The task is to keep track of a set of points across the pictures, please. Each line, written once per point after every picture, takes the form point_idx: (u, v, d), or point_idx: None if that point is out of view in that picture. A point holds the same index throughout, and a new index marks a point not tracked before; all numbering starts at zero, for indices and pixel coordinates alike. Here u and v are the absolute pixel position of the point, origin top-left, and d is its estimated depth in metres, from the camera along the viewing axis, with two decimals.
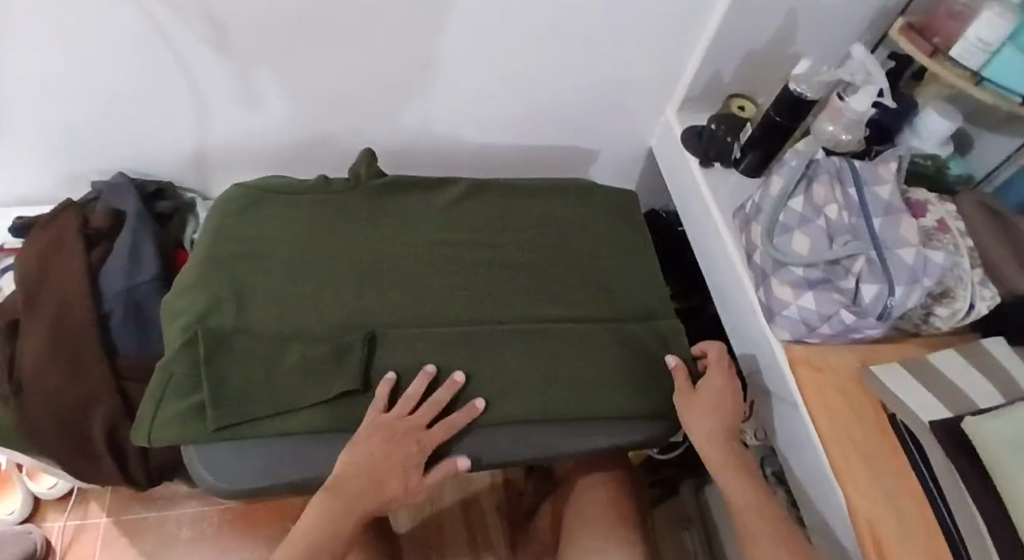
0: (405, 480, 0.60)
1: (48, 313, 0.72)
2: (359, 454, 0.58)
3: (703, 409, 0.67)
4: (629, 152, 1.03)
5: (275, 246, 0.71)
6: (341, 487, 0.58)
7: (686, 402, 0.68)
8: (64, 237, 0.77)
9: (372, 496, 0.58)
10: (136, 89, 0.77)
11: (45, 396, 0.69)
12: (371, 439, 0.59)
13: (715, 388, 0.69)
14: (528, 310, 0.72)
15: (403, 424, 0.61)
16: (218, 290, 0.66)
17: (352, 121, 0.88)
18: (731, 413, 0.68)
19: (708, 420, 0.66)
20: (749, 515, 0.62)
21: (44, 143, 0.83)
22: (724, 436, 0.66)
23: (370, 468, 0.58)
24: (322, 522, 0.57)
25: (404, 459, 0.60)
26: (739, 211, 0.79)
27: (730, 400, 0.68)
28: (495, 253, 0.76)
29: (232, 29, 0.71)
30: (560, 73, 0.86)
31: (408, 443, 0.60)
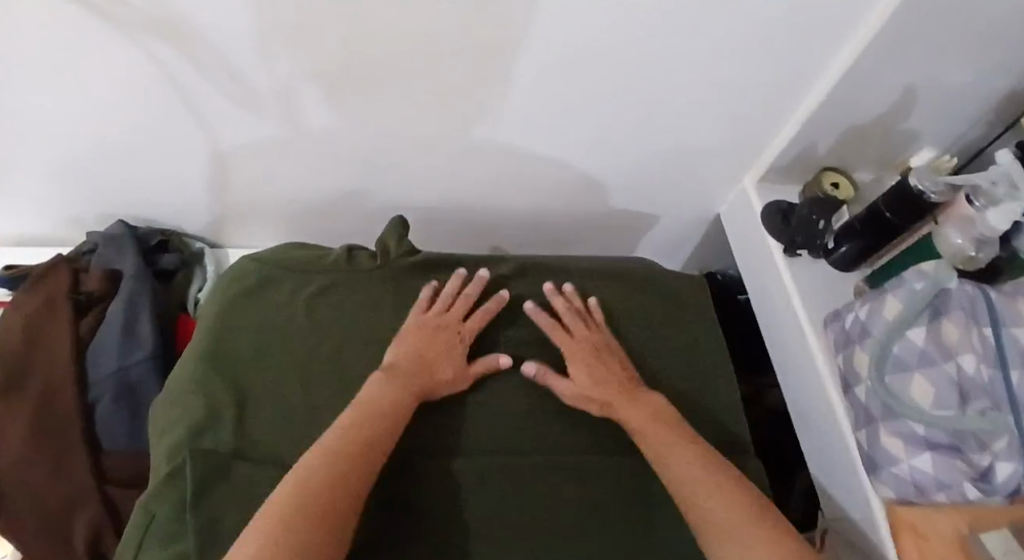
0: (460, 345, 0.62)
1: (29, 402, 0.62)
2: (397, 348, 0.60)
3: (583, 380, 0.62)
4: (692, 217, 0.91)
5: (280, 338, 0.61)
6: (397, 368, 0.58)
7: (576, 375, 0.63)
8: (51, 304, 0.67)
9: (418, 381, 0.58)
10: (137, 135, 0.67)
11: (23, 503, 0.60)
12: (415, 333, 0.62)
13: (578, 350, 0.64)
14: (563, 434, 0.62)
15: (438, 310, 0.64)
16: (214, 399, 0.56)
17: (380, 174, 0.76)
18: (613, 371, 0.63)
19: (581, 374, 0.62)
20: (675, 467, 0.56)
21: (32, 185, 0.73)
22: (627, 402, 0.61)
23: (420, 352, 0.60)
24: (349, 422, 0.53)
25: (449, 328, 0.63)
26: (830, 324, 0.67)
27: (608, 352, 0.65)
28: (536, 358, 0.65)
29: (244, 79, 0.60)
30: (625, 136, 0.74)
31: (455, 332, 0.63)
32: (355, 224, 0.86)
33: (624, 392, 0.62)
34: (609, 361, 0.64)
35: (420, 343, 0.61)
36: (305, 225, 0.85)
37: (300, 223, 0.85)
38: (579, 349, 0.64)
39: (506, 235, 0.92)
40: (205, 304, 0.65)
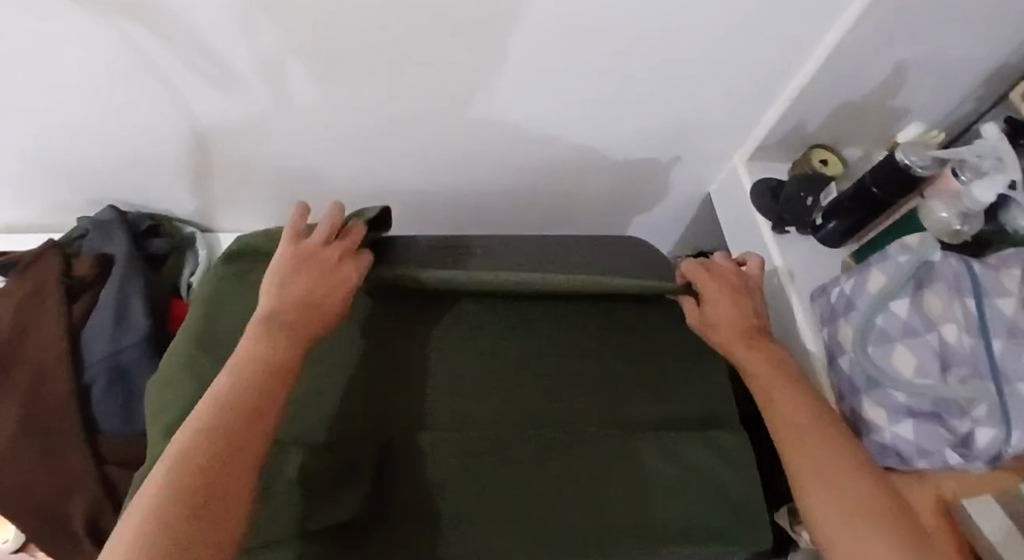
0: (342, 287, 0.55)
1: (20, 388, 0.62)
2: (275, 289, 0.53)
3: (721, 316, 0.64)
4: (682, 196, 0.91)
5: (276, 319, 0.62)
6: (281, 314, 0.50)
7: (712, 314, 0.64)
8: (40, 290, 0.67)
9: (311, 317, 0.52)
10: (123, 120, 0.67)
11: (15, 487, 0.61)
12: (297, 267, 0.54)
13: (716, 288, 0.66)
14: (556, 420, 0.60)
15: (318, 244, 0.57)
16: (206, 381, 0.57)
17: (372, 154, 0.77)
18: (743, 311, 0.64)
19: (720, 306, 0.64)
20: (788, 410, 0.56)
21: (17, 170, 0.72)
22: (748, 345, 0.62)
23: (308, 288, 0.53)
24: (226, 390, 0.45)
25: (327, 270, 0.55)
26: (817, 298, 0.68)
27: (744, 292, 0.66)
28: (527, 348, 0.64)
29: (232, 65, 0.61)
30: (616, 115, 0.74)
31: (334, 265, 0.56)
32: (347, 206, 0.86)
33: (743, 331, 0.63)
34: (745, 303, 0.65)
35: (310, 278, 0.54)
36: (296, 205, 0.85)
37: (291, 203, 0.85)
38: (714, 291, 0.65)
39: (497, 215, 0.92)
40: (196, 288, 0.65)
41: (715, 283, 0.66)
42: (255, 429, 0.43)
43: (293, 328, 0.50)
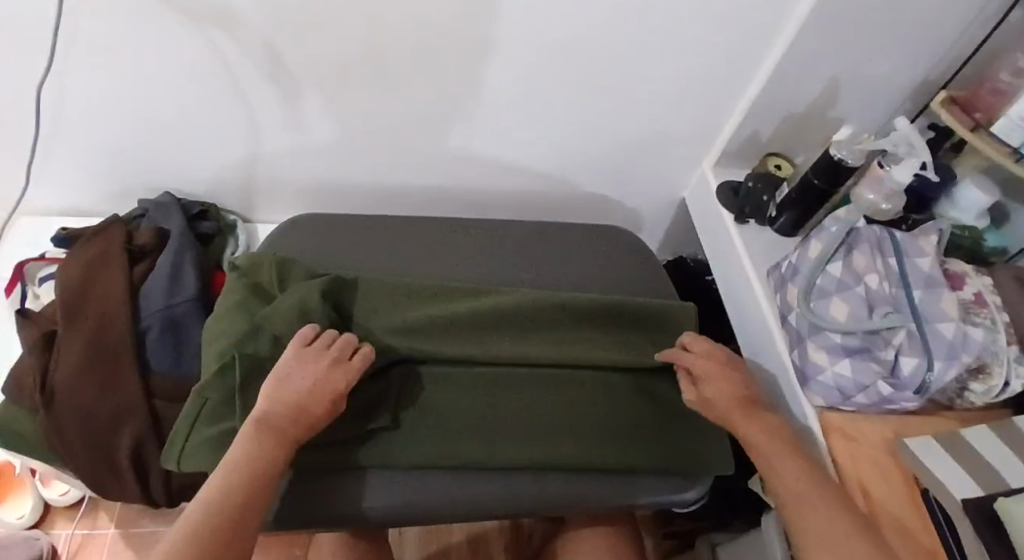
0: (325, 401, 0.59)
1: (87, 333, 0.73)
2: (266, 399, 0.58)
3: (711, 396, 0.67)
4: (661, 202, 1.04)
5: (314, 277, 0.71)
6: (267, 424, 0.57)
7: (706, 393, 0.67)
8: (108, 253, 0.78)
9: (296, 424, 0.57)
10: (185, 114, 0.81)
11: (77, 414, 0.71)
12: (294, 372, 0.60)
13: (707, 364, 0.69)
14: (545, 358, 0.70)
15: (317, 352, 0.62)
16: (252, 320, 0.67)
17: (393, 151, 0.90)
18: (732, 386, 0.67)
19: (715, 384, 0.67)
20: (788, 473, 0.59)
21: (90, 157, 0.85)
22: (749, 420, 0.64)
23: (296, 401, 0.58)
24: (212, 495, 0.53)
25: (315, 385, 0.59)
26: (773, 270, 0.78)
27: (731, 370, 0.68)
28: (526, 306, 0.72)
29: (286, 62, 0.75)
30: (600, 121, 0.88)
31: (328, 375, 0.60)
32: (369, 200, 0.99)
33: (737, 405, 0.65)
34: (736, 377, 0.68)
35: (301, 386, 0.59)
36: (323, 196, 0.98)
37: (319, 194, 0.97)
38: (707, 368, 0.68)
39: (500, 213, 1.05)
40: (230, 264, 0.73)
41: (707, 365, 0.69)
42: (228, 540, 0.51)
43: (269, 437, 0.56)
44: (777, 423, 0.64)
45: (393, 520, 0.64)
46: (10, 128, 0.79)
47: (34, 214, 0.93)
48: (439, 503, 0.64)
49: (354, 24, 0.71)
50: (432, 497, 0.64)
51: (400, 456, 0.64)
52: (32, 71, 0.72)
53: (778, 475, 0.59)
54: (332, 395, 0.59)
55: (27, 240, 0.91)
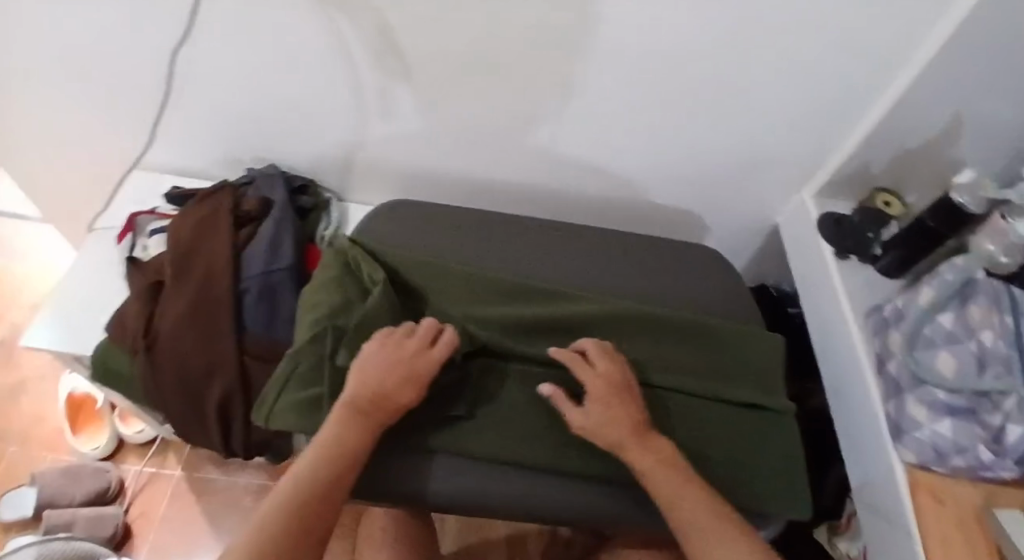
0: (415, 388, 0.60)
1: (191, 286, 0.77)
2: (355, 383, 0.59)
3: (605, 425, 0.61)
4: (750, 229, 1.02)
5: (405, 266, 0.74)
6: (358, 409, 0.58)
7: (592, 423, 0.61)
8: (216, 214, 0.83)
9: (382, 410, 0.58)
10: (300, 91, 0.84)
11: (173, 361, 0.74)
12: (377, 357, 0.61)
13: (598, 385, 0.62)
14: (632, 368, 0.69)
15: (400, 339, 0.63)
16: (348, 294, 0.70)
17: (490, 147, 0.91)
18: (625, 412, 0.61)
19: (609, 408, 0.61)
20: (683, 512, 0.56)
21: (206, 122, 0.90)
22: (641, 448, 0.60)
23: (380, 387, 0.59)
24: (299, 474, 0.54)
25: (408, 372, 0.60)
26: (872, 312, 0.75)
27: (621, 393, 0.63)
28: (615, 315, 0.71)
29: (403, 52, 0.77)
30: (700, 138, 0.87)
31: (411, 362, 0.60)
32: (458, 193, 1.01)
33: (627, 433, 0.60)
34: (630, 400, 0.63)
35: (385, 371, 0.60)
36: (413, 184, 1.00)
37: (410, 183, 0.99)
38: (597, 390, 0.62)
39: (582, 220, 1.05)
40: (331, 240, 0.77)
41: (594, 383, 0.62)
42: (311, 519, 0.52)
43: (359, 423, 0.57)
44: (665, 448, 0.60)
45: (464, 509, 0.66)
46: (144, 87, 0.85)
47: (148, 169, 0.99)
48: (510, 498, 0.65)
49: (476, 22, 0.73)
50: (501, 493, 0.65)
51: (481, 449, 0.64)
52: (172, 37, 0.77)
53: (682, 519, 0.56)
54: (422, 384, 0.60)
55: (138, 196, 0.96)
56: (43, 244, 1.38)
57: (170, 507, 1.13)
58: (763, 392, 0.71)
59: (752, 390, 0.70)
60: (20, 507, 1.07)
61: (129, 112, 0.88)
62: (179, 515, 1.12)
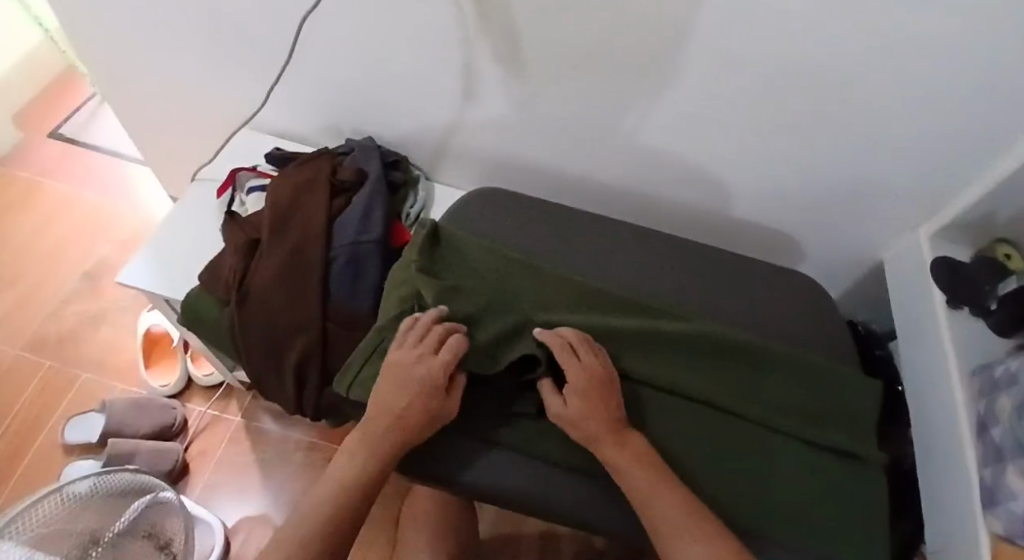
0: (429, 416, 0.60)
1: (287, 247, 0.79)
2: (374, 404, 0.61)
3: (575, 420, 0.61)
4: (845, 261, 0.97)
5: (496, 255, 0.73)
6: (376, 430, 0.60)
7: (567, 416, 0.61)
8: (315, 181, 0.85)
9: (401, 434, 0.60)
10: (412, 65, 0.85)
11: (263, 316, 0.77)
12: (391, 372, 0.61)
13: (579, 377, 0.61)
14: (713, 393, 0.67)
15: (409, 348, 0.62)
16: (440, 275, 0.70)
17: (590, 144, 0.90)
18: (594, 407, 0.60)
19: (590, 401, 0.60)
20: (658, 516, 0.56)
21: (319, 90, 0.94)
22: (617, 444, 0.59)
23: (395, 410, 0.60)
24: (325, 498, 0.58)
25: (421, 400, 0.60)
26: (979, 372, 0.71)
27: (592, 387, 0.61)
28: (701, 335, 0.69)
29: (522, 39, 0.76)
30: (811, 162, 0.83)
31: (418, 377, 0.60)
32: (548, 185, 1.00)
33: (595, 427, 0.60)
34: (609, 396, 0.61)
35: (394, 392, 0.60)
36: (504, 171, 0.99)
37: (503, 170, 0.99)
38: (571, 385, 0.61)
39: (669, 228, 1.03)
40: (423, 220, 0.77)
41: (574, 373, 0.61)
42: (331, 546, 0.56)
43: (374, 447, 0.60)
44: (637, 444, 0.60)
45: (528, 507, 0.67)
46: (267, 45, 0.88)
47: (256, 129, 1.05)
48: (573, 503, 0.65)
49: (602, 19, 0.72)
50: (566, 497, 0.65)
51: (551, 449, 0.65)
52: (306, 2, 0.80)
53: (653, 513, 0.56)
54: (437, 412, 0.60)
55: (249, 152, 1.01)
56: (143, 185, 1.45)
57: (226, 451, 1.17)
58: (851, 437, 0.68)
59: (840, 433, 0.68)
60: (90, 430, 1.12)
61: (252, 70, 0.94)
62: (233, 460, 1.16)
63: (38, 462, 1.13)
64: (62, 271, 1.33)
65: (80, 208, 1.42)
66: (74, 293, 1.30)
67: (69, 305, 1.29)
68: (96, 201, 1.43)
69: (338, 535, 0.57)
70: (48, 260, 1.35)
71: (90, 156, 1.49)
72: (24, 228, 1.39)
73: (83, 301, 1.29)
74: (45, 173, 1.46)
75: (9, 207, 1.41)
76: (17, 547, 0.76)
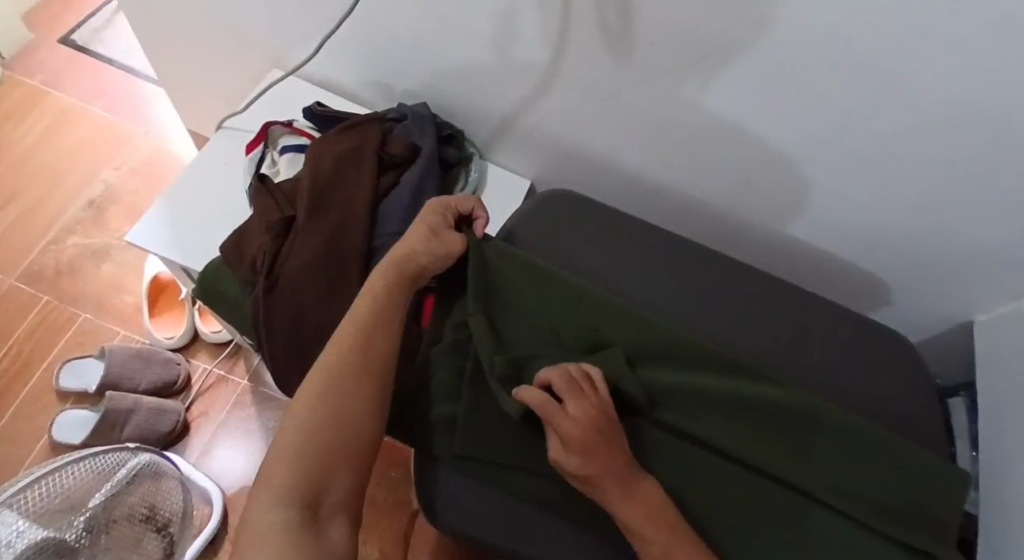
0: (427, 238, 0.64)
1: (327, 231, 0.69)
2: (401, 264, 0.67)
3: (569, 420, 0.53)
4: (927, 311, 0.89)
5: (562, 286, 0.66)
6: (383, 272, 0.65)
7: (562, 421, 0.53)
8: (363, 154, 0.74)
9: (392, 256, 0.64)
10: (492, 31, 0.73)
11: (294, 309, 0.67)
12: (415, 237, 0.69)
13: (572, 429, 0.53)
14: (782, 469, 0.62)
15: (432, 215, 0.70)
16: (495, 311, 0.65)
17: (678, 147, 0.79)
18: (591, 404, 0.55)
19: (591, 453, 0.52)
20: (645, 530, 0.51)
21: (377, 41, 0.83)
22: (624, 494, 0.52)
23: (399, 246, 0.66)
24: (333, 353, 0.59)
25: (414, 235, 0.64)
26: None
27: (581, 386, 0.57)
28: (772, 399, 0.64)
29: (633, 21, 0.65)
30: (926, 213, 0.73)
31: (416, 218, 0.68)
32: (616, 182, 0.90)
33: (593, 430, 0.53)
34: (613, 445, 0.54)
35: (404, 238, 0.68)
36: (570, 161, 0.89)
37: (568, 158, 0.88)
38: (562, 383, 0.56)
39: (739, 246, 0.93)
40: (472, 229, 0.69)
41: (564, 418, 0.53)
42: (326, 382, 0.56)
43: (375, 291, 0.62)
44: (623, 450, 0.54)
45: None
46: None
47: (297, 77, 0.94)
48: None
49: (738, 12, 0.59)
50: None
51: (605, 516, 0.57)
52: None
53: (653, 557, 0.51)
54: (434, 237, 0.65)
55: (286, 102, 0.90)
56: (159, 108, 1.33)
57: (230, 414, 1.10)
58: (932, 533, 0.62)
59: (920, 530, 0.61)
60: (88, 378, 1.05)
61: (306, 9, 0.82)
62: (236, 425, 1.09)
63: (30, 403, 1.06)
64: (63, 196, 1.22)
65: (87, 127, 1.29)
66: (77, 222, 1.20)
67: (71, 235, 1.19)
68: (105, 120, 1.30)
69: (332, 387, 0.56)
70: (48, 181, 1.23)
71: (103, 69, 1.36)
72: (25, 141, 1.27)
73: (85, 232, 1.19)
74: (53, 82, 1.33)
75: (10, 116, 1.29)
76: (18, 520, 0.69)
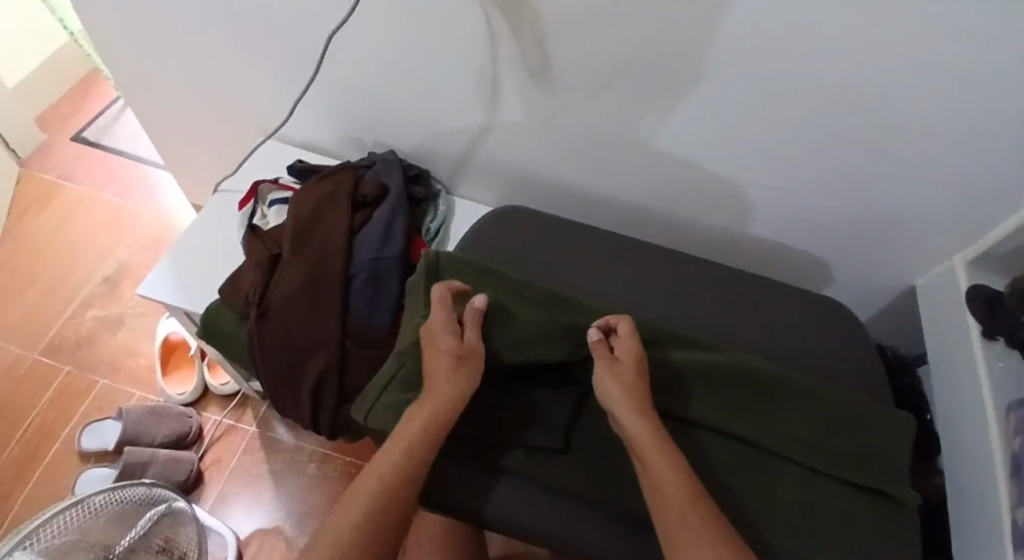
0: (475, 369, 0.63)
1: (307, 262, 0.79)
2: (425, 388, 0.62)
3: (630, 343, 0.64)
4: (871, 286, 0.95)
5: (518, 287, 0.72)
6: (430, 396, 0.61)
7: (625, 342, 0.64)
8: (337, 195, 0.85)
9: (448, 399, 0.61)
10: (438, 78, 0.85)
11: (281, 330, 0.76)
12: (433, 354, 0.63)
13: (629, 348, 0.63)
14: (729, 426, 0.68)
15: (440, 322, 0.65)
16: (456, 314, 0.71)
17: (615, 161, 0.89)
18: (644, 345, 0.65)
19: (637, 369, 0.62)
20: (659, 465, 0.57)
21: (344, 101, 0.95)
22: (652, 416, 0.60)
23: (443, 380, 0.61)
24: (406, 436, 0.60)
25: (439, 350, 0.63)
26: (1011, 409, 0.68)
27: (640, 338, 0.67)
28: (716, 366, 0.70)
29: (550, 54, 0.76)
30: (840, 191, 0.82)
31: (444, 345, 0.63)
32: (570, 200, 1.00)
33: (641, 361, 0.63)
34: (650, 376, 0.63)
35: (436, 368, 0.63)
36: (527, 186, 0.99)
37: (524, 183, 0.99)
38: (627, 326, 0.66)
39: (693, 247, 1.01)
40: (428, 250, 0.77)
41: (625, 339, 0.64)
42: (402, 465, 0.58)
43: (412, 443, 0.59)
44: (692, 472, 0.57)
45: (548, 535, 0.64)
46: (296, 56, 0.89)
47: (280, 141, 1.06)
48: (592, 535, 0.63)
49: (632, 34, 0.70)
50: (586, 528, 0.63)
51: (566, 479, 0.64)
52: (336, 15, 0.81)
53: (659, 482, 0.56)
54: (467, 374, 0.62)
55: (272, 163, 1.02)
56: (163, 188, 1.46)
57: (240, 460, 1.16)
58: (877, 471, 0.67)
59: (871, 471, 0.66)
60: (106, 437, 1.13)
61: (280, 80, 0.95)
62: (246, 470, 1.15)
63: (54, 466, 1.13)
64: (80, 274, 1.34)
65: (99, 211, 1.42)
66: (93, 297, 1.31)
67: (88, 309, 1.29)
68: (115, 203, 1.43)
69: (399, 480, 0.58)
70: (67, 262, 1.35)
71: (113, 159, 1.50)
72: (45, 229, 1.40)
73: (101, 305, 1.30)
74: (68, 175, 1.47)
75: (31, 209, 1.43)
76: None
